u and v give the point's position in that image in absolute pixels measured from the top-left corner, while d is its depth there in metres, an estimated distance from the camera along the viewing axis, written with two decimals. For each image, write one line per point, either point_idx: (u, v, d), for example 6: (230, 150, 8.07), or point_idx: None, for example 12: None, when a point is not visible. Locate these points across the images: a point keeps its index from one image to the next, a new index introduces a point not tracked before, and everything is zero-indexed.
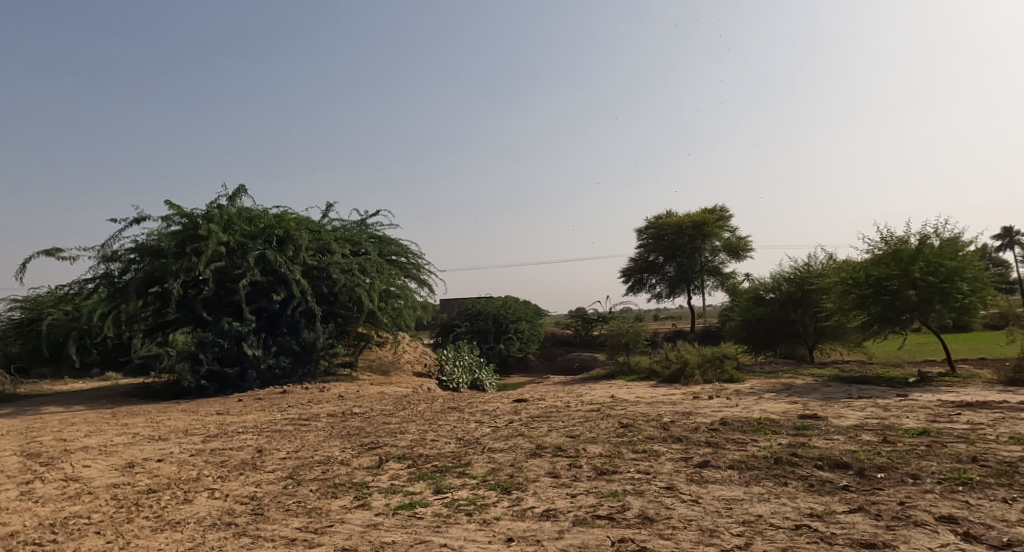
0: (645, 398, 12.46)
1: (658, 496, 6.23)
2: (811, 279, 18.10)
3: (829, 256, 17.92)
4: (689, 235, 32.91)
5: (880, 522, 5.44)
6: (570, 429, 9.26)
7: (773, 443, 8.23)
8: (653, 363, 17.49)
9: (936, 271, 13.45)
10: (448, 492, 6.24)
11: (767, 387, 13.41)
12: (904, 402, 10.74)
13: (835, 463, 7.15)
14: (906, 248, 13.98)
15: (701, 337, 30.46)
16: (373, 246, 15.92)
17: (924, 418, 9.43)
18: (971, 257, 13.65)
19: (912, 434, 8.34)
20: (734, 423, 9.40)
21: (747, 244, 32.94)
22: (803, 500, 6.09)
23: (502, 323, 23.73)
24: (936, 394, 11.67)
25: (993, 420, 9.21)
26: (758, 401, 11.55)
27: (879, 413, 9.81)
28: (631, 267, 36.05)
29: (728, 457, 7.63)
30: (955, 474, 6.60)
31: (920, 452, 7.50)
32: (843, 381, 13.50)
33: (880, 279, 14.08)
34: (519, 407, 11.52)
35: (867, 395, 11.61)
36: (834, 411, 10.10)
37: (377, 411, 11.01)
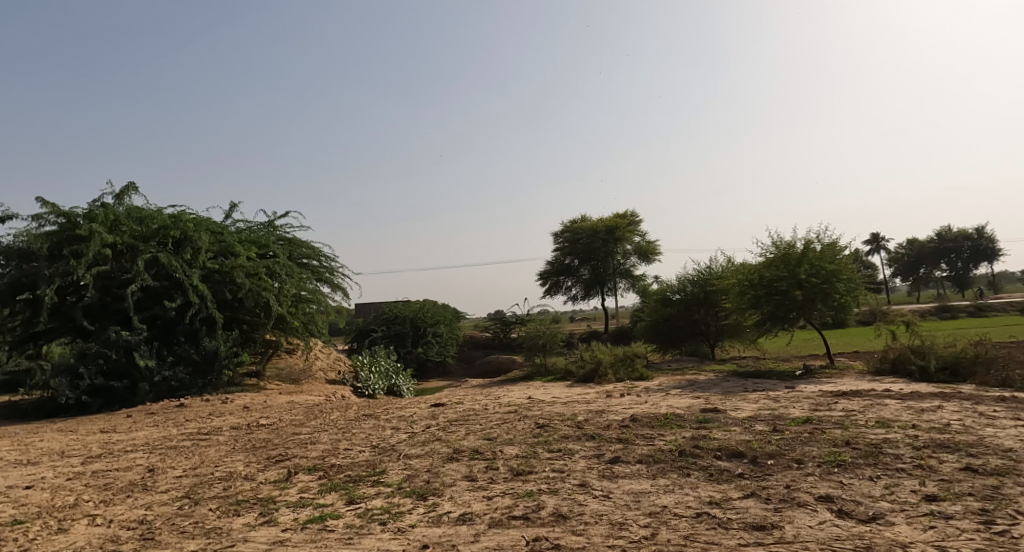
0: (560, 398, 12.77)
1: (571, 493, 6.42)
2: (711, 280, 19.21)
3: (727, 259, 19.08)
4: (603, 239, 33.93)
5: (769, 505, 5.88)
6: (487, 432, 9.33)
7: (678, 436, 8.69)
8: (569, 363, 17.88)
9: (819, 273, 14.66)
10: (361, 502, 6.14)
11: (674, 384, 14.08)
12: (792, 393, 11.64)
13: (732, 452, 7.63)
14: (793, 252, 15.13)
15: (613, 337, 31.42)
16: (281, 249, 15.37)
17: (807, 407, 10.26)
18: (847, 260, 14.95)
19: (798, 423, 9.06)
20: (643, 419, 9.82)
21: (656, 247, 34.41)
22: (703, 489, 6.47)
23: (419, 327, 23.51)
24: (819, 385, 12.72)
25: (864, 406, 10.19)
26: (665, 397, 12.13)
27: (770, 404, 10.59)
28: (547, 270, 36.70)
29: (637, 452, 7.96)
30: (831, 456, 7.26)
31: (804, 438, 8.16)
32: (741, 376, 14.43)
33: (771, 280, 15.12)
34: (436, 411, 11.50)
35: (760, 388, 12.49)
36: (731, 404, 10.79)
37: (285, 421, 10.66)
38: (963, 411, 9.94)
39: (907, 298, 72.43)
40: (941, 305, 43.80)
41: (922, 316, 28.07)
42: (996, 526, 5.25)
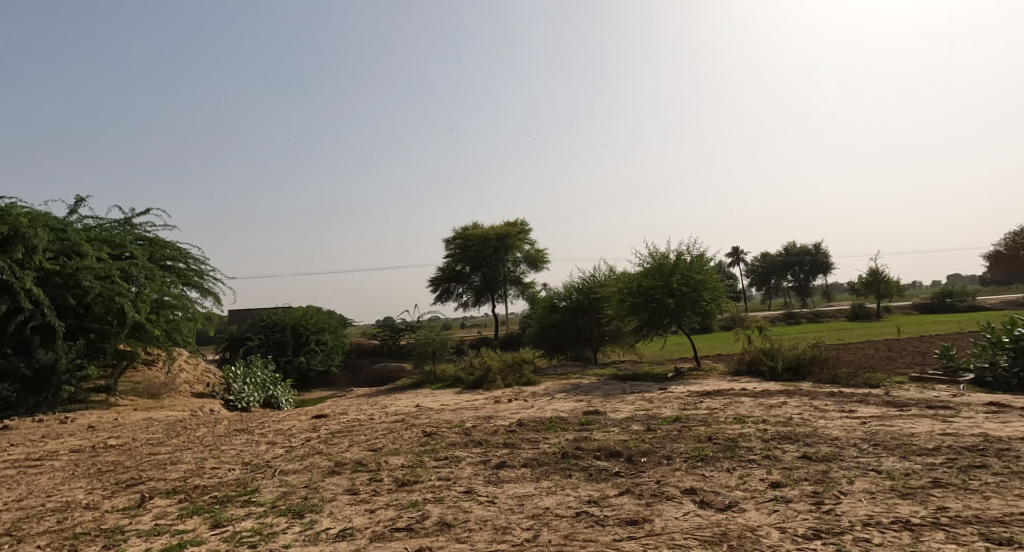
0: (448, 405, 12.75)
1: (457, 501, 6.44)
2: (595, 288, 20.03)
3: (609, 268, 20.00)
4: (493, 246, 34.31)
5: (642, 500, 6.26)
6: (371, 442, 9.13)
7: (562, 439, 8.97)
8: (458, 370, 17.89)
9: (688, 282, 15.75)
10: (228, 525, 5.80)
11: (558, 388, 14.53)
12: (665, 394, 12.41)
13: (610, 452, 8.02)
14: (667, 262, 16.18)
15: (502, 343, 31.80)
16: (140, 250, 14.15)
17: (677, 406, 11.00)
18: (713, 270, 16.21)
19: (669, 421, 9.69)
20: (529, 423, 10.04)
21: (544, 256, 35.32)
22: (583, 489, 6.73)
23: (301, 334, 22.50)
24: (688, 386, 13.68)
25: (725, 404, 11.10)
26: (550, 401, 12.49)
27: (646, 405, 11.23)
28: (437, 276, 36.43)
29: (522, 456, 8.13)
30: (696, 452, 7.89)
31: (674, 436, 8.74)
32: (620, 379, 15.17)
33: (648, 288, 16.05)
34: (318, 423, 11.07)
35: (637, 390, 13.19)
36: (611, 405, 11.32)
37: (140, 441, 9.79)
38: (804, 405, 11.13)
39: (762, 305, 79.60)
40: (783, 313, 48.82)
41: (770, 321, 31.06)
42: (824, 505, 6.16)
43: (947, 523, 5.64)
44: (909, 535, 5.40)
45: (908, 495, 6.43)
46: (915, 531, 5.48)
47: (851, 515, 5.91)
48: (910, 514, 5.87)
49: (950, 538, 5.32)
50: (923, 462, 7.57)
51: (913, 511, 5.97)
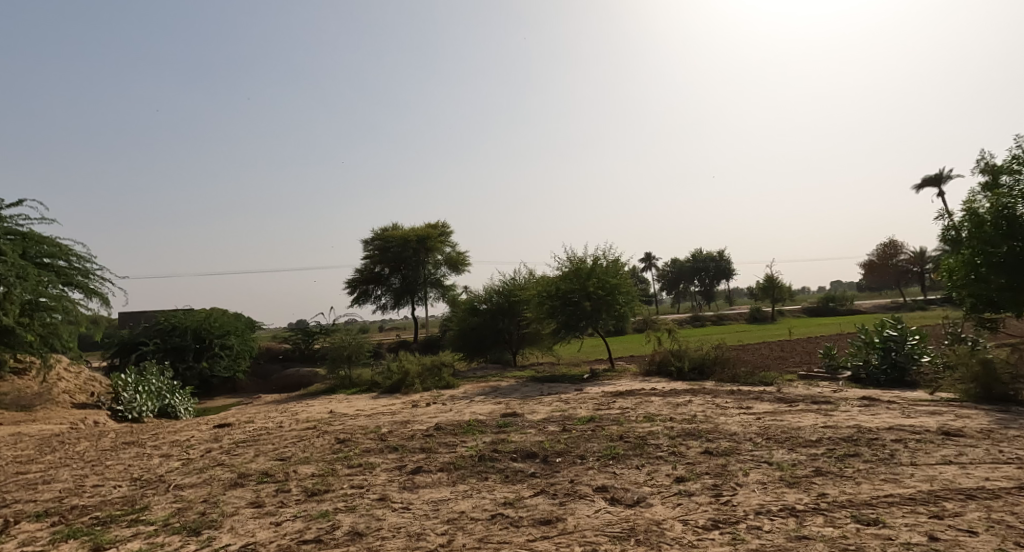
0: (364, 411, 12.45)
1: (369, 508, 6.30)
2: (515, 291, 20.21)
3: (530, 271, 20.25)
4: (413, 248, 33.89)
5: (556, 500, 6.37)
6: (279, 452, 8.77)
7: (479, 441, 8.97)
8: (375, 375, 17.53)
9: (604, 286, 16.21)
10: (113, 547, 5.39)
11: (477, 391, 14.52)
12: (580, 395, 12.69)
13: (526, 453, 8.09)
14: (584, 266, 16.58)
15: (421, 346, 31.41)
16: (11, 245, 12.90)
17: (592, 407, 11.27)
18: (627, 275, 16.76)
19: (584, 421, 9.92)
20: (447, 427, 9.97)
21: (465, 258, 35.25)
22: (498, 491, 6.75)
23: (203, 339, 21.30)
24: (602, 387, 14.05)
25: (636, 403, 11.50)
26: (469, 404, 12.47)
27: (562, 406, 11.44)
28: (354, 278, 35.50)
29: (439, 460, 8.06)
30: (608, 450, 8.13)
31: (588, 435, 8.96)
32: (537, 381, 15.36)
33: (566, 292, 16.37)
34: (220, 433, 10.50)
35: (554, 391, 13.41)
36: (528, 407, 11.44)
37: (10, 459, 8.91)
38: (707, 403, 11.71)
39: (672, 308, 83.06)
40: (690, 315, 51.17)
41: (677, 324, 32.50)
42: (722, 497, 6.55)
43: (825, 508, 6.24)
44: (795, 521, 5.92)
45: (795, 483, 6.98)
46: (799, 517, 6.03)
47: (745, 505, 6.32)
48: (795, 502, 6.41)
49: (828, 522, 5.92)
50: (808, 453, 8.19)
51: (798, 498, 6.52)
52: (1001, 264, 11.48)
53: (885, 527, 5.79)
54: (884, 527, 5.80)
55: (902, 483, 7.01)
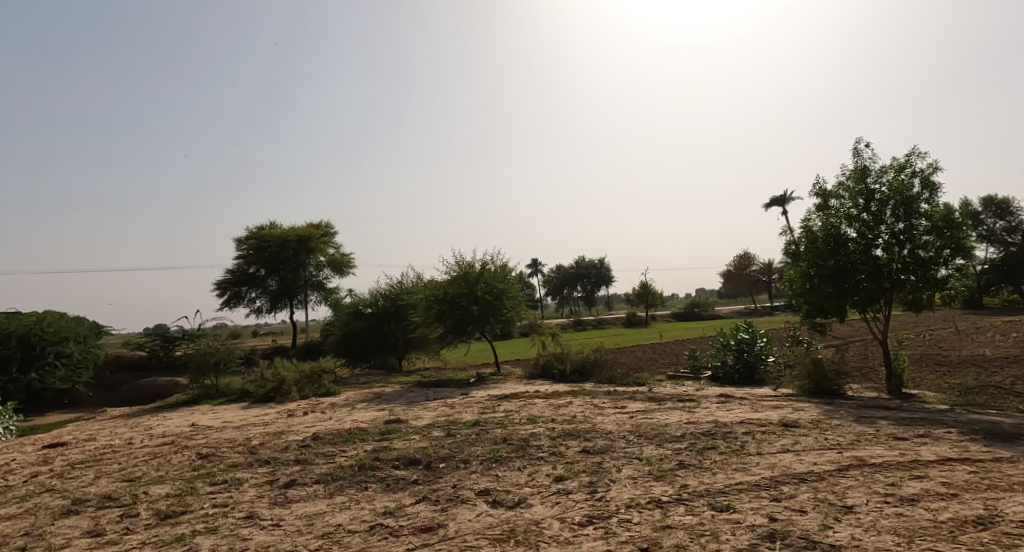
0: (231, 422, 11.56)
1: (234, 528, 5.82)
2: (402, 294, 19.82)
3: (418, 275, 19.94)
4: (293, 248, 32.26)
5: (438, 506, 6.24)
6: (127, 472, 7.90)
7: (359, 450, 8.61)
8: (246, 384, 16.41)
9: (492, 290, 16.31)
10: None
11: (360, 397, 14.00)
12: (466, 399, 12.62)
13: (409, 460, 7.86)
14: (473, 270, 16.57)
15: (301, 352, 29.89)
16: None
17: (477, 410, 11.23)
18: (515, 279, 16.98)
19: (468, 426, 9.84)
20: (325, 437, 9.48)
21: (350, 260, 34.09)
22: (379, 500, 6.48)
23: (33, 346, 18.93)
24: (488, 390, 14.08)
25: (520, 406, 11.61)
26: (350, 412, 11.97)
27: (447, 410, 11.29)
28: (225, 279, 33.02)
29: (315, 472, 7.61)
30: (491, 453, 8.11)
31: (472, 439, 8.89)
32: (423, 386, 15.10)
33: (454, 296, 16.25)
34: (53, 454, 9.28)
35: (439, 396, 13.24)
36: (413, 413, 11.17)
37: None
38: (586, 404, 12.06)
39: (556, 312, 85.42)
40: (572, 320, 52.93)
41: (560, 328, 33.47)
42: (597, 493, 6.74)
43: (687, 498, 6.63)
44: (661, 512, 6.23)
45: (661, 477, 7.34)
46: (664, 508, 6.34)
47: (618, 499, 6.55)
48: (661, 494, 6.75)
49: (688, 510, 6.31)
50: (673, 448, 8.66)
51: (664, 490, 6.86)
52: (830, 274, 12.92)
53: (734, 512, 6.29)
54: (734, 511, 6.31)
55: (749, 470, 7.64)
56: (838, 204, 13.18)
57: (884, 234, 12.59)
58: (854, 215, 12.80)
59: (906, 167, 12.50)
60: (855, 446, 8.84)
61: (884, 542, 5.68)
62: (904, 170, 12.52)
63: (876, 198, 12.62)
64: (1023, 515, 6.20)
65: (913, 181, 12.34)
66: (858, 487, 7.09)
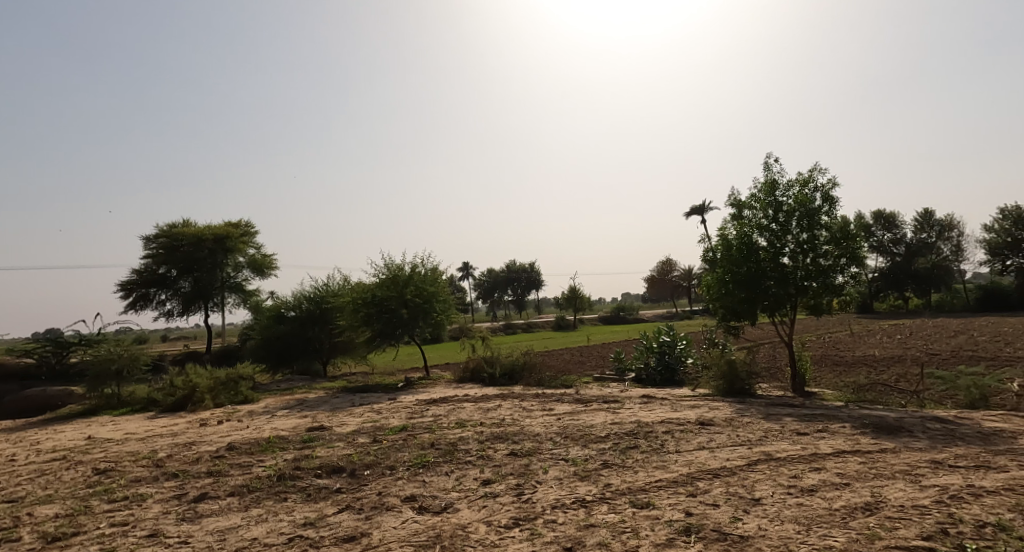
0: (136, 434, 10.84)
1: (137, 548, 5.45)
2: (327, 297, 19.27)
3: (344, 278, 19.46)
4: (210, 248, 30.73)
5: (361, 514, 6.10)
6: (13, 492, 7.25)
7: (279, 460, 8.27)
8: (154, 392, 15.43)
9: (421, 293, 16.15)
10: None
11: (280, 404, 13.48)
12: (393, 404, 12.40)
13: (332, 468, 7.62)
14: (402, 273, 16.35)
15: (217, 357, 28.48)
16: None
17: (405, 416, 11.05)
18: (445, 283, 16.89)
19: (395, 431, 9.66)
20: (242, 446, 9.05)
21: (272, 261, 32.86)
22: (298, 511, 6.26)
23: None
24: (415, 395, 13.89)
25: (448, 410, 11.53)
26: (269, 420, 11.50)
27: (373, 416, 11.05)
28: (131, 280, 30.99)
29: (229, 484, 7.26)
30: (418, 459, 8.00)
31: (398, 445, 8.74)
32: (348, 392, 14.73)
33: (382, 299, 15.96)
34: None
35: (365, 402, 12.95)
36: (337, 420, 10.86)
37: None
38: (515, 407, 12.11)
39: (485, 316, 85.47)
40: (502, 324, 53.11)
41: (490, 331, 33.56)
42: (524, 495, 6.77)
43: (609, 497, 6.77)
44: (584, 512, 6.33)
45: (586, 477, 7.46)
46: (589, 507, 6.45)
47: (545, 500, 6.60)
48: (585, 493, 6.85)
49: (611, 509, 6.44)
50: (598, 448, 8.83)
51: (588, 490, 6.98)
52: (743, 280, 13.63)
53: (654, 509, 6.47)
54: (654, 508, 6.49)
55: (668, 468, 7.89)
56: (751, 215, 13.86)
57: (790, 244, 13.35)
58: (764, 226, 13.53)
59: (810, 182, 13.34)
60: (764, 442, 9.32)
61: (786, 531, 6.00)
62: (807, 184, 13.34)
63: (783, 210, 13.40)
64: (905, 500, 6.72)
65: (816, 195, 13.18)
66: (767, 480, 7.47)
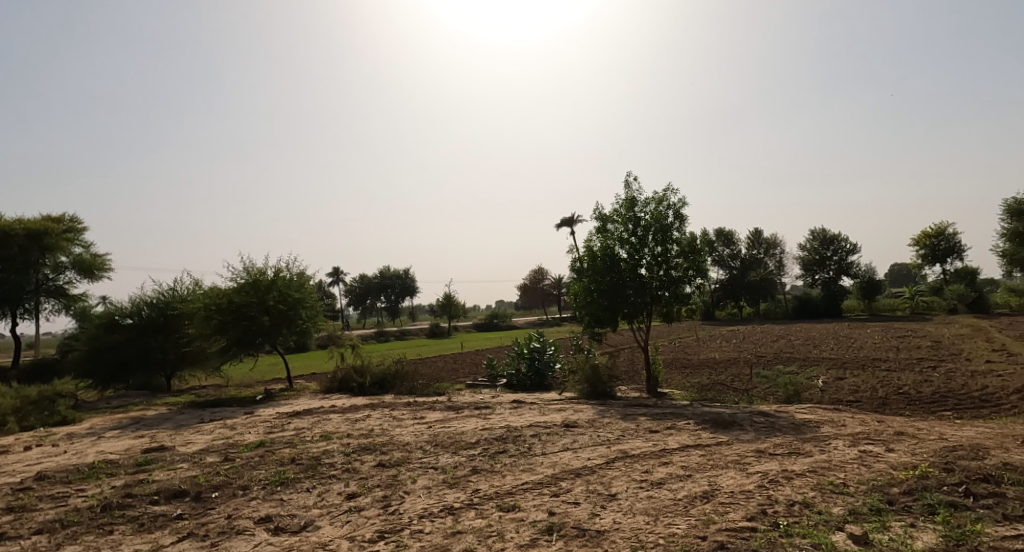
0: None
1: None
2: (173, 304, 17.89)
3: (194, 282, 18.19)
4: (22, 246, 27.14)
5: (205, 542, 5.92)
6: None
7: (107, 487, 7.65)
8: None
9: (285, 299, 15.54)
10: None
11: (111, 424, 12.33)
12: (249, 419, 11.84)
13: (173, 493, 7.19)
14: (264, 278, 15.62)
15: (29, 371, 25.18)
16: None
17: (262, 430, 10.62)
18: (312, 289, 16.41)
19: (251, 448, 9.28)
20: (57, 475, 8.23)
21: (103, 262, 29.78)
22: (128, 544, 5.91)
23: None
24: (275, 407, 13.34)
25: (312, 423, 11.24)
26: (96, 442, 10.49)
27: (226, 433, 10.50)
28: None
29: (39, 519, 6.62)
30: (276, 476, 7.78)
31: (253, 462, 8.43)
32: (196, 407, 13.80)
33: (240, 305, 15.14)
34: None
35: (217, 417, 12.23)
36: (181, 438, 10.19)
37: None
38: (384, 416, 12.05)
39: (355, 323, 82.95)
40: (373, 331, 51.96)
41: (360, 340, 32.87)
42: (390, 507, 6.86)
43: (477, 502, 7.04)
44: (452, 519, 6.55)
45: (455, 484, 7.67)
46: (455, 514, 6.68)
47: (411, 510, 6.74)
48: (453, 500, 7.06)
49: (478, 514, 6.70)
50: (467, 454, 9.08)
51: (456, 497, 7.19)
52: (607, 289, 14.57)
53: (519, 511, 6.82)
54: (519, 510, 6.85)
55: (534, 470, 8.32)
56: (613, 228, 14.81)
57: (646, 256, 14.53)
58: (624, 239, 14.59)
59: (664, 201, 14.63)
60: (621, 440, 10.08)
61: (637, 522, 6.60)
62: (662, 203, 14.61)
63: (641, 225, 14.53)
64: (735, 486, 7.64)
65: (668, 213, 14.46)
66: (622, 476, 8.13)
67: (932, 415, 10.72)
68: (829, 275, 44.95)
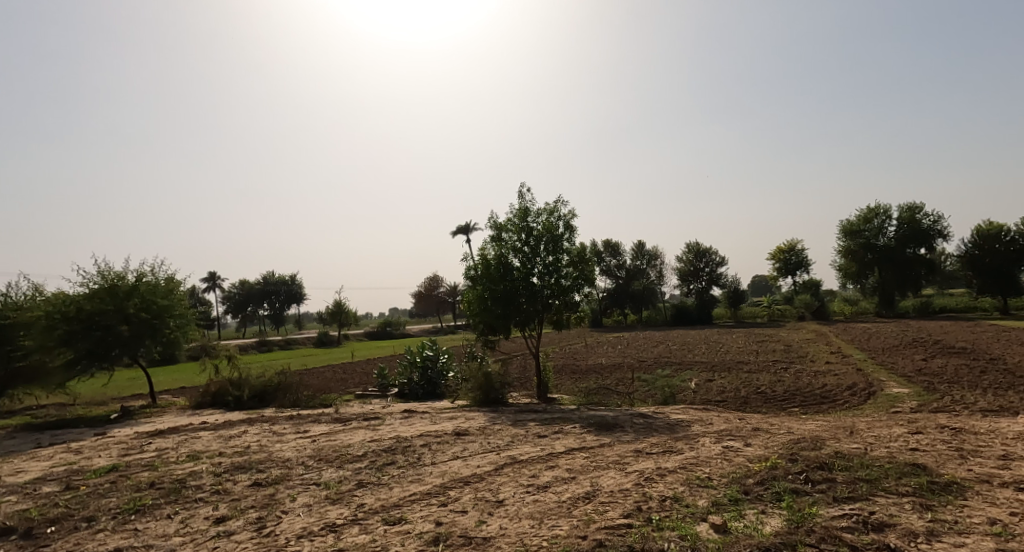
0: None
1: None
2: (7, 312, 15.84)
3: (33, 288, 16.23)
4: None
5: None
6: None
7: None
8: None
9: (148, 307, 14.28)
10: None
11: None
12: (99, 441, 10.66)
13: None
14: (123, 283, 14.24)
15: None
16: None
17: (115, 453, 9.59)
18: (182, 296, 15.20)
19: (101, 473, 8.33)
20: None
21: None
22: None
23: None
24: (132, 427, 12.12)
25: (177, 442, 10.30)
26: None
27: (69, 458, 9.38)
28: None
29: None
30: (130, 503, 7.02)
31: (103, 489, 7.57)
32: (35, 429, 12.25)
33: (93, 314, 13.67)
34: None
35: (60, 440, 10.90)
36: (12, 467, 8.96)
37: None
38: (263, 432, 11.29)
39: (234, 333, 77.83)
40: (254, 341, 49.02)
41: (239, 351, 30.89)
42: (265, 529, 6.40)
43: (361, 517, 6.73)
44: (333, 536, 6.21)
45: (338, 499, 7.29)
46: (337, 531, 6.34)
47: (288, 531, 6.32)
48: (335, 517, 6.70)
49: (361, 529, 6.40)
50: (353, 468, 8.68)
51: (339, 513, 6.83)
52: (500, 297, 14.61)
53: (405, 523, 6.60)
54: (405, 522, 6.62)
55: (423, 480, 8.10)
56: (506, 238, 14.90)
57: (538, 266, 14.72)
58: (517, 248, 14.71)
59: (555, 212, 14.93)
60: (510, 447, 10.08)
61: (522, 526, 6.59)
62: (553, 214, 14.89)
63: (533, 235, 14.71)
64: (615, 485, 7.86)
65: (559, 223, 14.75)
66: (510, 482, 8.11)
67: (783, 411, 11.70)
68: (702, 284, 48.14)
